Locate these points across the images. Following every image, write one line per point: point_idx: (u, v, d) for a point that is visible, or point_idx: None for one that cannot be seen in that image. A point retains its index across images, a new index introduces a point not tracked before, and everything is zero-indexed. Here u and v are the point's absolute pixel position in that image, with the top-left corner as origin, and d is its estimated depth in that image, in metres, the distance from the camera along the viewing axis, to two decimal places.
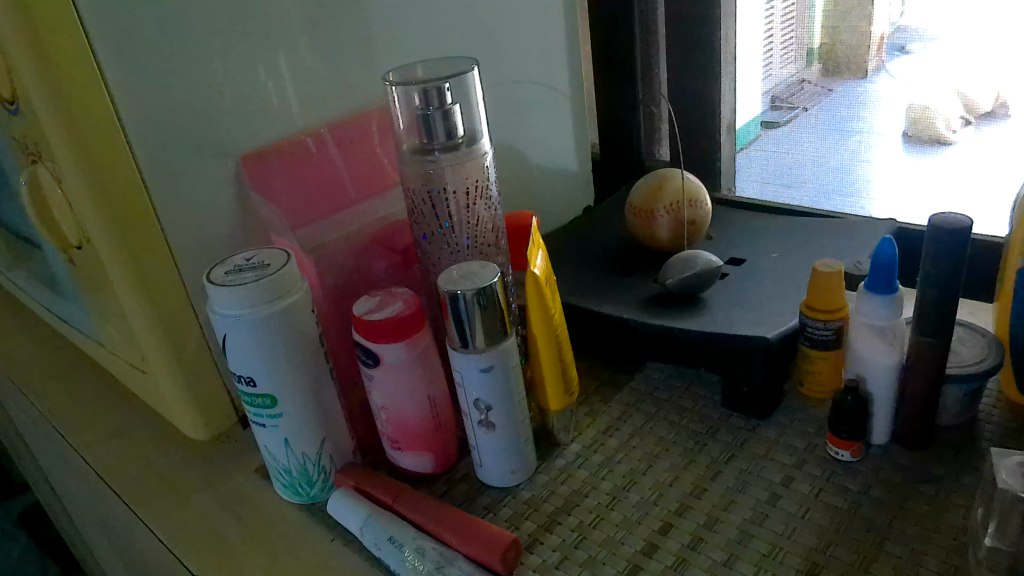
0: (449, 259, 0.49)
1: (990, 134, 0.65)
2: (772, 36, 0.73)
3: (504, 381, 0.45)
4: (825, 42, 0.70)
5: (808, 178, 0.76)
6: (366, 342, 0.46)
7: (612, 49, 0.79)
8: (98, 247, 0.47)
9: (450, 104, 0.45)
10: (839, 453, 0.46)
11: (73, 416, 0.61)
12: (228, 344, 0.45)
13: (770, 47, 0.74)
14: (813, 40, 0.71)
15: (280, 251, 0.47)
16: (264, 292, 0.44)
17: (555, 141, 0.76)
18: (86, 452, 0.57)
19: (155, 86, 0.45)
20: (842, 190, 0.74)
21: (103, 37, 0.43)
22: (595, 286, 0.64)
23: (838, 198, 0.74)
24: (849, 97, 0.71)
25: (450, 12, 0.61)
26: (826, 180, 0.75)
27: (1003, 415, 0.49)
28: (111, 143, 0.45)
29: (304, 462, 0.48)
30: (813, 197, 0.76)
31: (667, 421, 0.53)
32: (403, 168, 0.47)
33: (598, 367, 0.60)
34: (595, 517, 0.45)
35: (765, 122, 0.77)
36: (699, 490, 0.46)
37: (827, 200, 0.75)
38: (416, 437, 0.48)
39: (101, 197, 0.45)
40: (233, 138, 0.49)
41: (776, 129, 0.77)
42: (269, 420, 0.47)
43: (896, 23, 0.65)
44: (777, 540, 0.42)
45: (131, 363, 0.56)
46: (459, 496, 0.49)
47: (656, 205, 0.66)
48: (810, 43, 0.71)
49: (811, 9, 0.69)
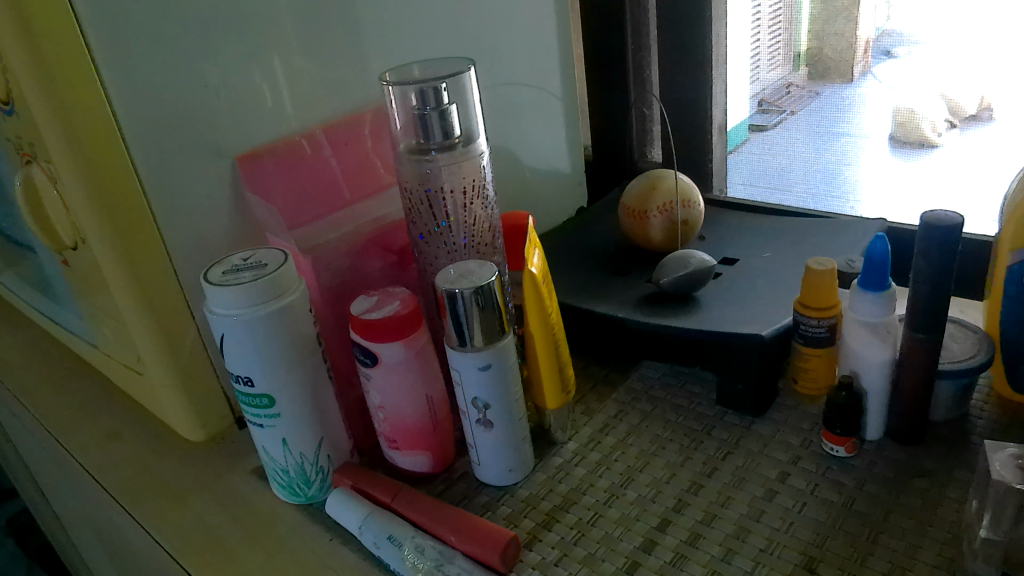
0: (446, 259, 0.49)
1: (974, 137, 0.66)
2: (759, 41, 0.74)
3: (502, 379, 0.45)
4: (812, 46, 0.71)
5: (797, 180, 0.77)
6: (365, 342, 0.46)
7: (603, 53, 0.79)
8: (94, 248, 0.47)
9: (447, 104, 0.45)
10: (833, 449, 0.47)
11: (67, 420, 0.61)
12: (226, 343, 0.44)
13: (756, 52, 0.75)
14: (800, 45, 0.72)
15: (277, 251, 0.47)
16: (262, 291, 0.44)
17: (548, 143, 0.76)
18: (80, 455, 0.57)
19: (151, 86, 0.45)
20: (830, 192, 0.75)
21: (101, 39, 0.43)
22: (590, 286, 0.64)
23: (827, 200, 0.75)
24: (837, 99, 0.71)
25: (444, 13, 0.61)
26: (814, 183, 0.76)
27: (994, 411, 0.49)
28: (108, 142, 0.44)
29: (302, 463, 0.48)
30: (803, 199, 0.77)
31: (663, 419, 0.53)
32: (400, 169, 0.47)
33: (593, 366, 0.61)
34: (593, 514, 0.46)
35: (754, 125, 0.78)
36: (696, 486, 0.47)
37: (816, 202, 0.76)
38: (414, 436, 0.48)
39: (98, 197, 0.45)
40: (228, 139, 0.49)
41: (766, 131, 0.78)
42: (266, 420, 0.47)
43: (881, 27, 0.66)
44: (774, 535, 0.42)
45: (126, 364, 0.56)
46: (456, 495, 0.49)
47: (649, 204, 0.67)
48: (797, 48, 0.72)
49: (799, 13, 0.71)
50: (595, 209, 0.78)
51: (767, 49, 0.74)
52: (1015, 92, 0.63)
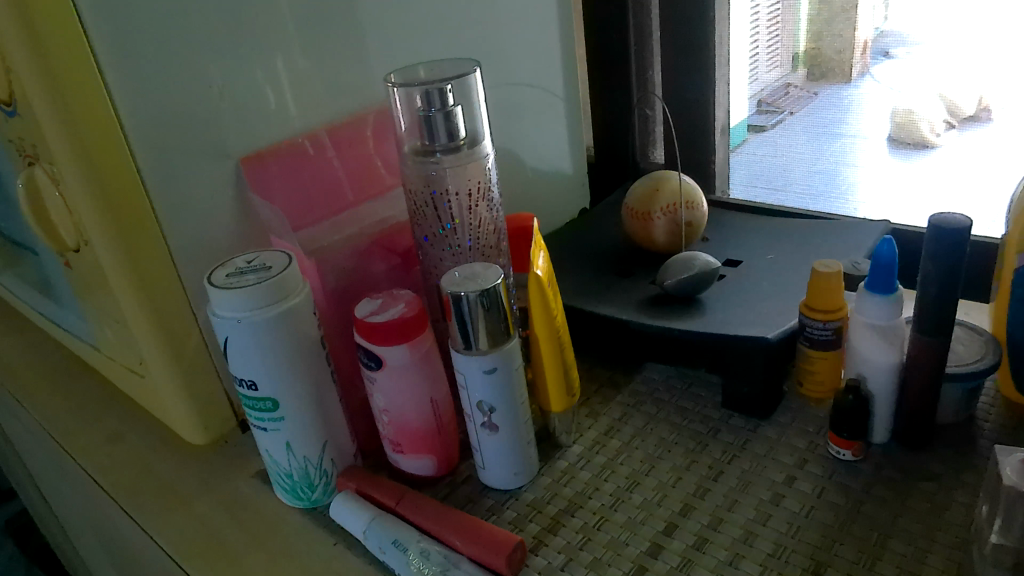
0: (451, 262, 0.48)
1: (973, 138, 0.65)
2: (757, 40, 0.74)
3: (508, 383, 0.45)
4: (810, 47, 0.71)
5: (796, 181, 0.77)
6: (370, 344, 0.46)
7: (606, 53, 0.79)
8: (97, 251, 0.47)
9: (452, 106, 0.45)
10: (840, 452, 0.47)
11: (69, 422, 0.61)
12: (230, 346, 0.44)
13: (755, 50, 0.74)
14: (798, 45, 0.71)
15: (281, 253, 0.46)
16: (267, 294, 0.43)
17: (550, 143, 0.76)
18: (82, 458, 0.56)
19: (154, 87, 0.45)
20: (829, 193, 0.75)
21: (105, 40, 0.42)
22: (594, 288, 0.64)
23: (825, 201, 0.75)
24: (834, 100, 0.71)
25: (447, 14, 0.61)
26: (813, 184, 0.76)
27: (1000, 414, 0.49)
28: (111, 144, 0.44)
29: (307, 466, 0.48)
30: (801, 200, 0.77)
31: (668, 422, 0.53)
32: (405, 171, 0.47)
33: (597, 368, 0.60)
34: (599, 518, 0.45)
35: (753, 125, 0.78)
36: (702, 490, 0.46)
37: (814, 203, 0.76)
38: (418, 439, 0.48)
39: (101, 199, 0.45)
40: (232, 140, 0.49)
41: (766, 132, 0.77)
42: (270, 424, 0.47)
43: (880, 28, 0.66)
44: (781, 539, 0.42)
45: (129, 367, 0.56)
46: (461, 498, 0.49)
47: (653, 206, 0.67)
48: (795, 48, 0.72)
49: (796, 13, 0.70)
50: (598, 210, 0.78)
51: (766, 50, 0.74)
52: (1014, 93, 0.63)
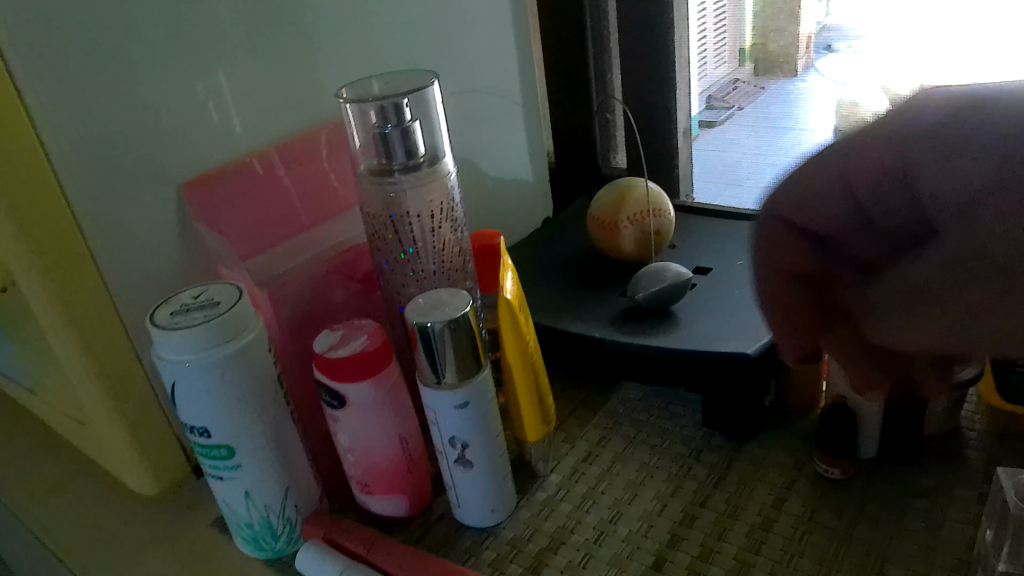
0: (415, 288, 0.45)
1: None
2: (705, 38, 0.73)
3: (481, 417, 0.42)
4: (756, 43, 0.70)
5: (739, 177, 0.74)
6: (331, 382, 0.42)
7: (564, 57, 0.77)
8: (26, 291, 0.43)
9: (409, 121, 0.42)
10: (828, 471, 0.45)
11: (5, 473, 0.56)
12: (178, 392, 0.40)
13: (702, 49, 0.74)
14: (744, 42, 0.71)
15: (229, 286, 0.43)
16: (215, 334, 0.40)
17: (511, 152, 0.74)
18: (20, 514, 0.52)
19: (82, 109, 0.41)
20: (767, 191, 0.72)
21: (23, 59, 0.38)
22: (564, 302, 0.61)
23: None
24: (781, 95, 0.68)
25: (399, 20, 0.58)
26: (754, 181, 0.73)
27: (987, 421, 0.48)
28: (36, 174, 0.40)
29: (268, 515, 0.44)
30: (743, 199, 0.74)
31: (649, 444, 0.51)
32: (361, 192, 0.44)
33: (572, 388, 0.58)
34: (584, 555, 0.43)
35: (703, 122, 0.77)
36: (689, 518, 0.44)
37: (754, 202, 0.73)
38: (388, 479, 0.45)
39: (27, 235, 0.41)
40: (172, 163, 0.45)
41: (716, 127, 0.76)
42: (226, 472, 0.43)
43: (822, 23, 0.63)
44: (777, 569, 0.40)
45: (69, 415, 0.51)
46: (437, 539, 0.46)
47: (620, 216, 0.64)
48: (742, 44, 0.71)
49: (742, 11, 0.69)
50: (562, 219, 0.75)
51: (713, 47, 0.73)
52: None
